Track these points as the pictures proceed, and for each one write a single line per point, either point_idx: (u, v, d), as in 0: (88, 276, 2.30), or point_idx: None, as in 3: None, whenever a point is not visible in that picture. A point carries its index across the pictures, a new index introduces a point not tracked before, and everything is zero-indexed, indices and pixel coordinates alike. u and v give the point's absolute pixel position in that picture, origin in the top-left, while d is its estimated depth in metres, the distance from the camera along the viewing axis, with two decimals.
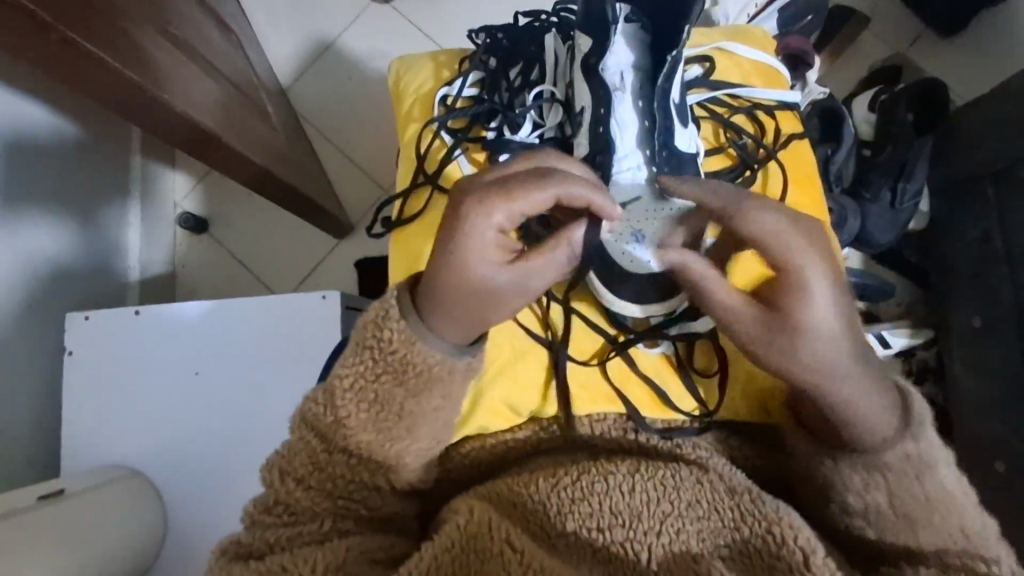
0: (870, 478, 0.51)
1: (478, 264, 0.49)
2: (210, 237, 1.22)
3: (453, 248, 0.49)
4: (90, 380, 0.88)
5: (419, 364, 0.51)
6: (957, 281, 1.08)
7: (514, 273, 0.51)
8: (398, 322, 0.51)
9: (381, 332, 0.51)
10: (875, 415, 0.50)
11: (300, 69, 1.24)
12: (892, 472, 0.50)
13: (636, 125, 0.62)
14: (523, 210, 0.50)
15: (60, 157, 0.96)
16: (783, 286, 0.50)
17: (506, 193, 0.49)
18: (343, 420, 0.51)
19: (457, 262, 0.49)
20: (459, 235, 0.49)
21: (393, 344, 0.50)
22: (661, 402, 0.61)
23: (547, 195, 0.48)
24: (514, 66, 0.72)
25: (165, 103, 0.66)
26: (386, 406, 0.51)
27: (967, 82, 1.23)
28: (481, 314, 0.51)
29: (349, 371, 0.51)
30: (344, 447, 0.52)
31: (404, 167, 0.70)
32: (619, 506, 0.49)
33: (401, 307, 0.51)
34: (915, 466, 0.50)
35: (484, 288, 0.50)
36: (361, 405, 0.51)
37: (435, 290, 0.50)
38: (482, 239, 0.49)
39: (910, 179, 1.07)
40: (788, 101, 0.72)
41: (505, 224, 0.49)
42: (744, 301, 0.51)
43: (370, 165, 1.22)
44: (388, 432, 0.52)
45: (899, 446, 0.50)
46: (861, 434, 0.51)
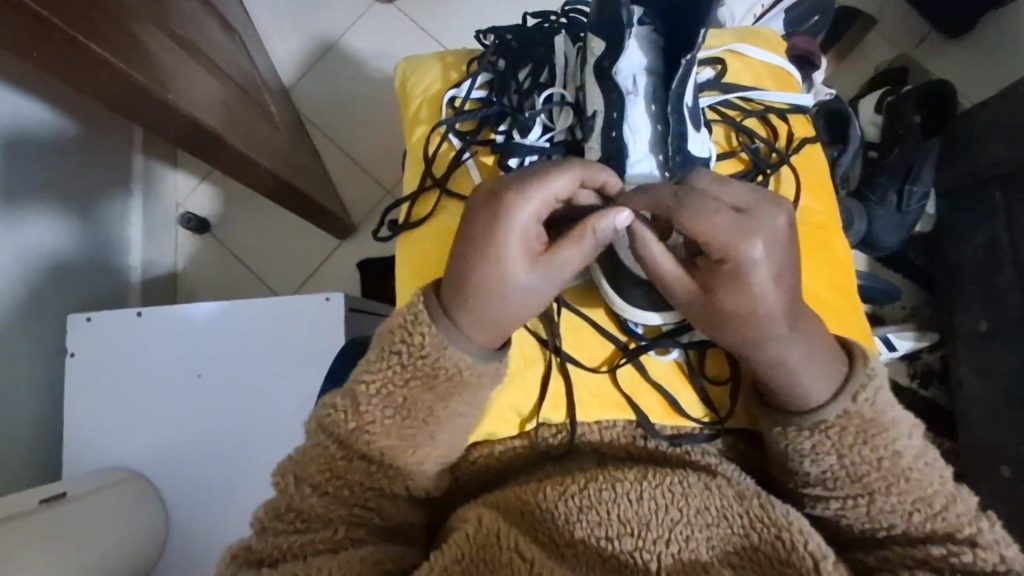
0: (819, 440, 0.50)
1: (506, 249, 0.49)
2: (212, 237, 1.22)
3: (476, 237, 0.50)
4: (94, 382, 0.88)
5: (450, 367, 0.51)
6: (961, 284, 1.07)
7: (543, 265, 0.51)
8: (428, 328, 0.51)
9: (411, 339, 0.51)
10: (814, 376, 0.50)
11: (303, 68, 1.23)
12: (838, 430, 0.50)
13: (649, 130, 0.60)
14: (551, 194, 0.50)
15: (58, 155, 0.95)
16: (724, 266, 0.50)
17: (531, 182, 0.50)
18: (367, 428, 0.50)
19: (481, 249, 0.50)
20: (483, 224, 0.50)
21: (423, 349, 0.50)
22: (671, 409, 0.59)
23: (571, 182, 0.50)
24: (523, 68, 0.71)
25: (169, 104, 0.65)
26: (412, 413, 0.51)
27: (973, 83, 1.22)
28: (508, 304, 0.51)
29: (377, 376, 0.51)
30: (364, 453, 0.51)
31: (411, 169, 0.70)
32: (627, 514, 0.48)
33: (429, 310, 0.51)
34: (859, 424, 0.50)
35: (511, 275, 0.50)
36: (386, 412, 0.50)
37: (461, 284, 0.51)
38: (510, 229, 0.49)
39: (916, 182, 1.06)
40: (799, 104, 0.71)
41: (533, 208, 0.50)
42: (681, 271, 0.53)
43: (373, 165, 1.21)
44: (413, 439, 0.51)
45: (837, 402, 0.50)
46: (797, 393, 0.51)
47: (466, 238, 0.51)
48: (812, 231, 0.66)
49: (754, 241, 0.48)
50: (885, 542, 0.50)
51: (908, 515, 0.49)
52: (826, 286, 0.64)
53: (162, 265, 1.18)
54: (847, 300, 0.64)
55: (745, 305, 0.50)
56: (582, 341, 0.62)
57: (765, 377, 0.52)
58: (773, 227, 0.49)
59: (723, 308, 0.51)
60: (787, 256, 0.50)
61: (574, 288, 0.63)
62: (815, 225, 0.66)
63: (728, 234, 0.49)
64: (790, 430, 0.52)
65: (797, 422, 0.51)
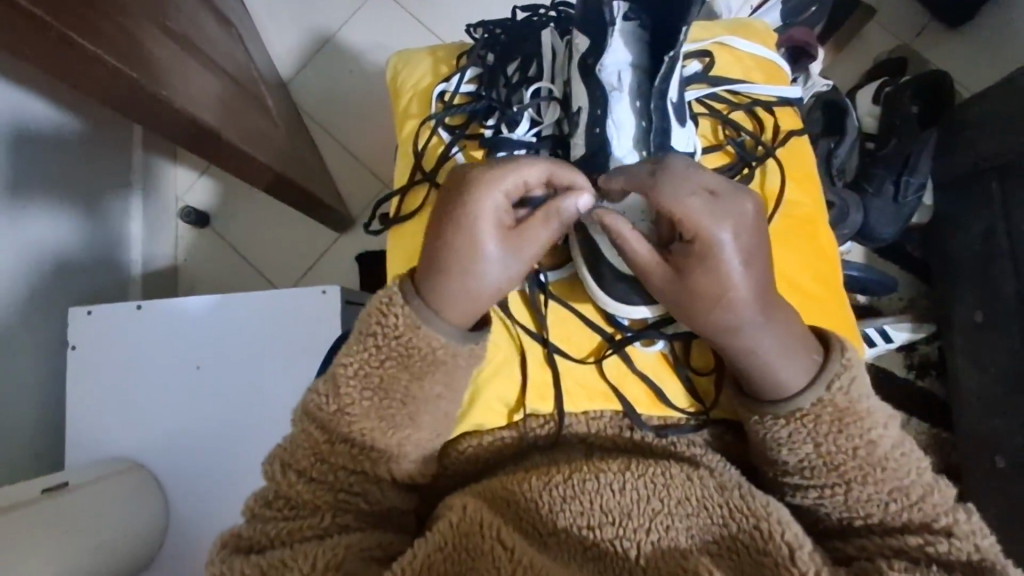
0: (795, 429, 0.51)
1: (478, 232, 0.51)
2: (212, 230, 1.23)
3: (449, 219, 0.52)
4: (95, 372, 0.89)
5: (423, 348, 0.51)
6: (957, 275, 1.08)
7: (512, 246, 0.52)
8: (402, 308, 0.52)
9: (385, 320, 0.52)
10: (787, 364, 0.51)
11: (301, 62, 1.23)
12: (814, 419, 0.51)
13: (634, 125, 0.61)
14: (522, 182, 0.53)
15: (61, 151, 0.96)
16: (697, 252, 0.51)
17: (502, 167, 0.52)
18: (347, 408, 0.51)
19: (453, 229, 0.52)
20: (455, 208, 0.52)
21: (398, 329, 0.51)
22: (657, 400, 0.60)
23: (539, 167, 0.52)
24: (512, 62, 0.71)
25: (164, 100, 0.66)
26: (389, 393, 0.52)
27: (973, 72, 1.21)
28: (479, 286, 0.52)
29: (353, 359, 0.52)
30: (346, 435, 0.52)
31: (401, 163, 0.70)
32: (609, 504, 0.49)
33: (403, 292, 0.52)
34: (834, 412, 0.50)
35: (482, 257, 0.52)
36: (365, 392, 0.51)
37: (434, 265, 0.52)
38: (481, 210, 0.51)
39: (913, 173, 1.07)
40: (788, 96, 0.71)
41: (503, 196, 0.52)
42: (657, 259, 0.54)
43: (371, 158, 1.22)
44: (391, 419, 0.52)
45: (811, 390, 0.51)
46: (772, 382, 0.52)
47: (440, 220, 0.53)
48: (799, 223, 0.66)
49: (723, 224, 0.50)
50: (863, 531, 0.51)
51: (884, 505, 0.50)
52: (812, 279, 0.65)
53: (162, 258, 1.19)
54: (831, 293, 0.65)
55: (720, 292, 0.51)
56: (569, 332, 0.62)
57: (742, 365, 0.53)
58: (742, 214, 0.51)
59: (699, 293, 0.52)
60: (757, 243, 0.51)
61: (560, 281, 0.64)
62: (801, 217, 0.67)
63: (699, 221, 0.50)
64: (767, 419, 0.52)
65: (774, 411, 0.52)
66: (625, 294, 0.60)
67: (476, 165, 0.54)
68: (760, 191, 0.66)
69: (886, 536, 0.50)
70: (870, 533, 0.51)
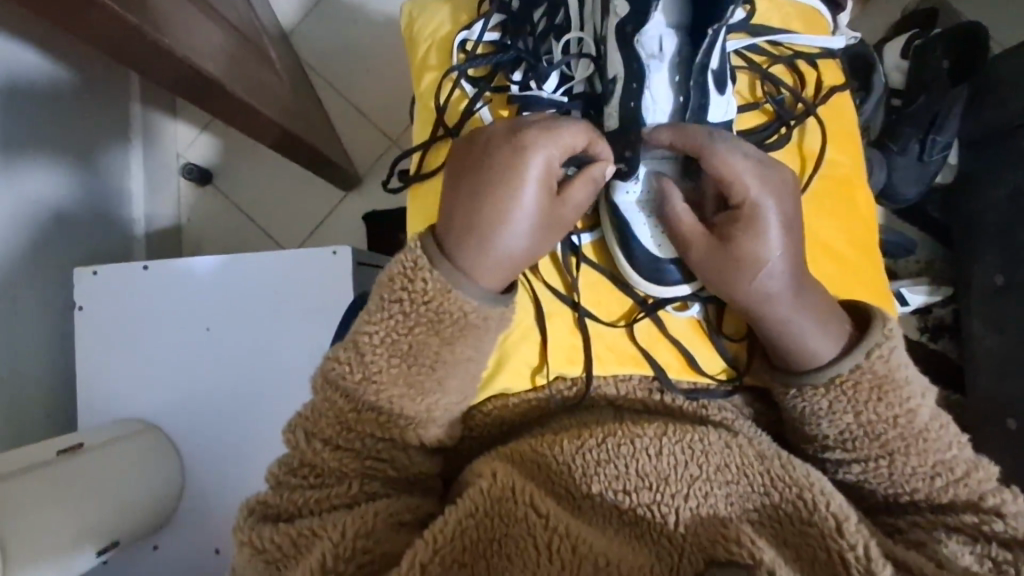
0: (835, 398, 0.49)
1: (519, 195, 0.50)
2: (214, 188, 1.19)
3: (484, 182, 0.50)
4: (104, 335, 0.88)
5: (455, 312, 0.49)
6: (981, 237, 1.05)
7: (545, 213, 0.51)
8: (430, 272, 0.49)
9: (412, 286, 0.49)
10: (822, 336, 0.49)
11: (303, 12, 1.18)
12: (853, 387, 0.49)
13: (670, 100, 0.56)
14: (565, 148, 0.52)
15: (57, 106, 0.92)
16: (739, 217, 0.51)
17: (540, 134, 0.51)
18: (372, 376, 0.50)
19: (488, 192, 0.50)
20: (492, 171, 0.50)
21: (427, 294, 0.49)
22: (688, 364, 0.58)
23: (579, 135, 0.51)
24: (538, 8, 0.66)
25: (166, 49, 0.62)
26: (418, 359, 0.50)
27: (1008, 26, 1.15)
28: (515, 252, 0.50)
29: (379, 327, 0.50)
30: (371, 403, 0.50)
31: (422, 118, 0.67)
32: (645, 469, 0.49)
33: (428, 255, 0.50)
34: (874, 379, 0.48)
35: (518, 222, 0.50)
36: (392, 359, 0.50)
37: (467, 226, 0.50)
38: (520, 175, 0.50)
39: (940, 132, 1.03)
40: (832, 48, 0.66)
41: (543, 162, 0.51)
42: (697, 226, 0.53)
43: (377, 114, 1.17)
44: (420, 385, 0.50)
45: (849, 358, 0.49)
46: (804, 353, 0.50)
47: (473, 181, 0.51)
48: (837, 185, 0.63)
49: (767, 191, 0.50)
50: (907, 506, 0.50)
51: (930, 480, 0.48)
52: (847, 242, 0.61)
53: (165, 218, 1.16)
54: (867, 259, 0.62)
55: (757, 257, 0.49)
56: (600, 294, 0.60)
57: (772, 334, 0.51)
58: (784, 185, 0.51)
59: (735, 259, 0.50)
60: (795, 217, 0.51)
61: (598, 245, 0.60)
62: (840, 178, 0.63)
63: (747, 188, 0.50)
64: (805, 390, 0.50)
65: (812, 381, 0.49)
66: (655, 265, 0.57)
67: (511, 129, 0.52)
68: (795, 153, 0.62)
69: (935, 512, 0.49)
70: (919, 510, 0.49)
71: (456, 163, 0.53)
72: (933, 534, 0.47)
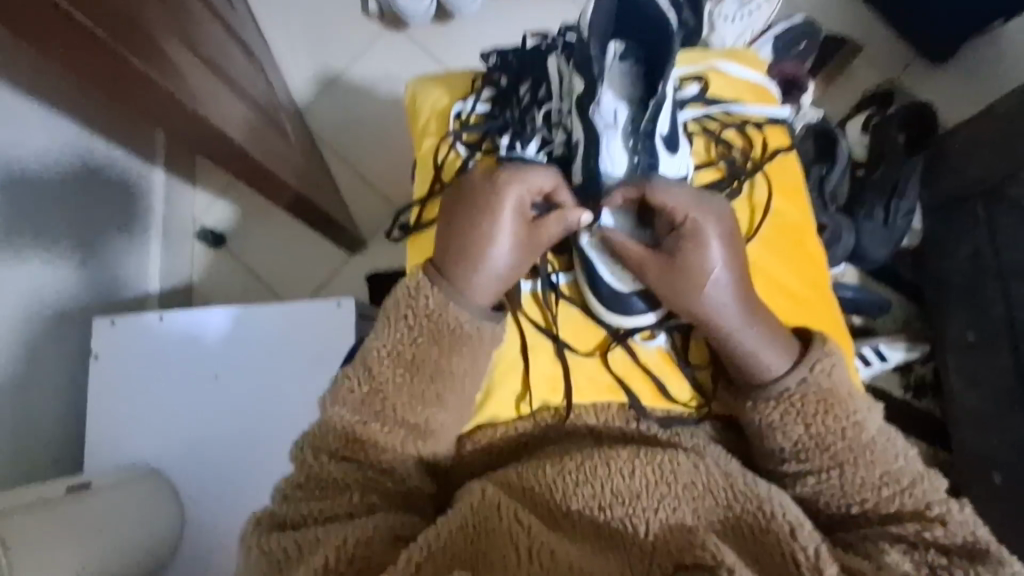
0: (785, 410, 0.55)
1: (502, 224, 0.59)
2: (228, 250, 1.28)
3: (472, 215, 0.59)
4: (118, 381, 0.92)
5: (451, 324, 0.56)
6: (950, 295, 1.12)
7: (526, 239, 0.60)
8: (431, 291, 0.56)
9: (416, 302, 0.56)
10: (773, 350, 0.56)
11: (316, 93, 1.30)
12: (801, 400, 0.55)
13: (626, 161, 0.63)
14: (533, 188, 0.61)
15: (89, 171, 1.01)
16: (683, 237, 0.59)
17: (517, 175, 0.60)
18: (381, 386, 0.55)
19: (477, 222, 0.59)
20: (478, 207, 0.59)
21: (429, 309, 0.56)
22: (660, 394, 0.64)
23: (548, 176, 0.61)
24: (524, 83, 0.75)
25: (199, 117, 0.71)
26: (420, 369, 0.56)
27: (959, 104, 1.27)
28: (503, 271, 0.59)
29: (386, 341, 0.56)
30: (379, 408, 0.55)
31: (421, 176, 0.75)
32: (619, 487, 0.52)
33: (429, 277, 0.57)
34: (819, 392, 0.55)
35: (503, 247, 0.58)
36: (398, 370, 0.55)
37: (460, 253, 0.58)
38: (501, 208, 0.59)
39: (902, 197, 1.13)
40: (777, 116, 0.76)
41: (520, 198, 0.60)
42: (647, 252, 0.60)
43: (381, 182, 1.28)
44: (422, 393, 0.56)
45: (795, 371, 0.56)
46: (760, 365, 0.56)
47: (463, 215, 0.59)
48: (786, 233, 0.70)
49: (705, 217, 0.59)
50: (859, 517, 0.54)
51: (878, 490, 0.53)
52: (800, 282, 0.69)
53: (180, 277, 1.24)
54: (820, 296, 0.69)
55: (702, 271, 0.57)
56: (576, 328, 0.66)
57: (726, 347, 0.57)
58: (722, 211, 0.60)
59: (686, 277, 0.58)
60: (734, 239, 0.59)
61: (573, 283, 0.67)
62: (793, 226, 0.71)
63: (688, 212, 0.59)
64: (760, 403, 0.56)
65: (764, 395, 0.56)
66: (620, 299, 0.63)
67: (491, 174, 0.61)
68: (747, 207, 0.70)
69: (884, 524, 0.53)
70: (869, 521, 0.53)
71: (447, 204, 0.62)
72: (879, 543, 0.51)
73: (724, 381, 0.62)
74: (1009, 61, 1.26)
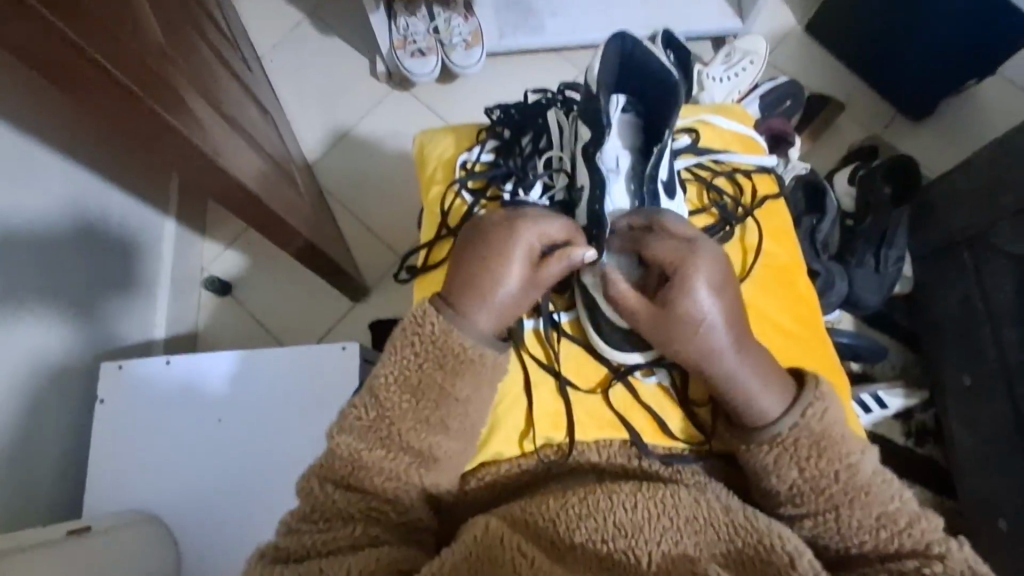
0: (779, 454, 0.56)
1: (511, 262, 0.60)
2: (233, 297, 1.30)
3: (483, 252, 0.61)
4: (121, 425, 0.92)
5: (456, 347, 0.58)
6: (944, 341, 1.14)
7: (533, 276, 0.61)
8: (436, 318, 0.59)
9: (422, 328, 0.59)
10: (768, 394, 0.58)
11: (325, 148, 1.36)
12: (794, 444, 0.56)
13: (627, 204, 0.69)
14: (546, 236, 0.63)
15: (103, 221, 1.04)
16: (674, 283, 0.58)
17: (529, 220, 0.62)
18: (387, 411, 0.57)
19: (486, 260, 0.60)
20: (489, 245, 0.61)
21: (434, 334, 0.58)
22: (661, 431, 0.65)
23: (560, 221, 0.63)
24: (525, 135, 0.80)
25: (221, 167, 0.74)
26: (425, 394, 0.57)
27: (940, 158, 1.32)
28: (507, 304, 0.60)
29: (393, 367, 0.58)
30: (387, 435, 0.56)
31: (428, 221, 0.79)
32: (621, 520, 0.52)
33: (435, 306, 0.60)
34: (811, 436, 0.56)
35: (510, 283, 0.60)
36: (404, 395, 0.57)
37: (467, 285, 0.60)
38: (513, 247, 0.61)
39: (892, 246, 1.16)
40: (765, 165, 0.80)
41: (531, 240, 0.62)
42: (640, 298, 0.61)
43: (385, 232, 1.32)
44: (428, 418, 0.57)
45: (787, 416, 0.57)
46: (753, 409, 0.58)
47: (474, 251, 0.61)
48: (777, 273, 0.74)
49: (695, 262, 0.58)
50: (858, 558, 0.54)
51: (875, 532, 0.53)
52: (792, 319, 0.71)
53: (187, 326, 1.26)
54: (812, 333, 0.72)
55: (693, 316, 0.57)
56: (577, 365, 0.68)
57: (721, 385, 0.59)
58: (714, 252, 0.60)
59: (678, 322, 0.58)
60: (725, 284, 0.59)
61: (575, 321, 0.70)
62: (783, 269, 0.74)
63: (679, 258, 0.59)
64: (753, 448, 0.57)
65: (758, 438, 0.57)
66: (617, 333, 0.66)
67: (505, 216, 0.63)
68: (740, 248, 0.74)
69: (885, 563, 0.52)
70: (869, 562, 0.53)
71: (460, 241, 0.64)
72: None
73: (721, 418, 0.62)
74: (983, 119, 1.33)
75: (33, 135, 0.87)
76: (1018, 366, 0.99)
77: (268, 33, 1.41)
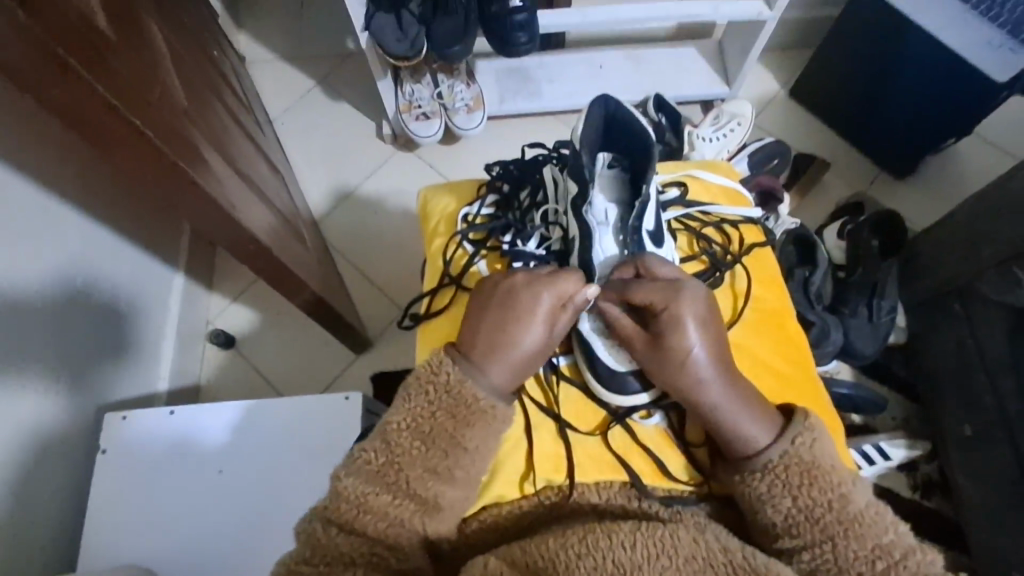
0: (772, 482, 0.57)
1: (527, 320, 0.64)
2: (238, 350, 1.32)
3: (502, 310, 0.65)
4: (122, 477, 0.92)
5: (469, 400, 0.60)
6: (943, 390, 1.15)
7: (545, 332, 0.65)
8: (451, 367, 0.61)
9: (436, 378, 0.61)
10: (757, 424, 0.60)
11: (331, 205, 1.41)
12: (784, 471, 0.57)
13: (616, 253, 0.73)
14: (564, 294, 0.66)
15: (112, 276, 1.07)
16: (664, 322, 0.62)
17: (548, 279, 0.66)
18: (398, 459, 0.57)
19: (506, 318, 0.64)
20: (508, 303, 0.65)
21: (448, 384, 0.60)
22: (661, 473, 0.66)
23: (577, 282, 0.67)
24: (524, 189, 0.85)
25: (235, 219, 0.78)
26: (435, 443, 0.58)
27: (923, 213, 1.37)
28: (521, 359, 0.64)
29: (404, 413, 0.60)
30: (392, 483, 0.57)
31: (431, 271, 0.83)
32: (621, 559, 0.51)
33: (452, 357, 0.62)
34: (800, 464, 0.57)
35: (525, 339, 0.64)
36: (416, 442, 0.58)
37: (484, 340, 0.63)
38: (531, 306, 0.65)
39: (883, 297, 1.19)
40: (751, 216, 0.84)
41: (549, 299, 0.65)
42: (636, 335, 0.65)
43: (388, 285, 1.35)
44: (436, 467, 0.58)
45: (778, 443, 0.59)
46: (745, 439, 0.59)
47: (493, 309, 0.65)
48: (767, 317, 0.76)
49: (683, 304, 0.62)
50: None
51: (872, 563, 0.51)
52: (783, 361, 0.74)
53: (189, 380, 1.26)
54: (804, 374, 0.73)
55: (684, 352, 0.61)
56: (576, 407, 0.71)
57: (715, 420, 0.60)
58: (696, 291, 0.64)
59: (674, 363, 0.61)
60: (709, 320, 0.63)
61: (575, 366, 0.73)
62: (771, 311, 0.77)
63: (669, 300, 0.63)
64: (747, 476, 0.58)
65: (750, 467, 0.58)
66: (615, 377, 0.68)
67: (525, 276, 0.67)
68: (730, 293, 0.77)
69: None
70: None
71: (479, 297, 0.68)
72: None
73: (718, 458, 0.64)
74: (961, 177, 1.39)
75: (56, 192, 0.92)
76: (1018, 415, 0.99)
77: (281, 99, 1.50)
